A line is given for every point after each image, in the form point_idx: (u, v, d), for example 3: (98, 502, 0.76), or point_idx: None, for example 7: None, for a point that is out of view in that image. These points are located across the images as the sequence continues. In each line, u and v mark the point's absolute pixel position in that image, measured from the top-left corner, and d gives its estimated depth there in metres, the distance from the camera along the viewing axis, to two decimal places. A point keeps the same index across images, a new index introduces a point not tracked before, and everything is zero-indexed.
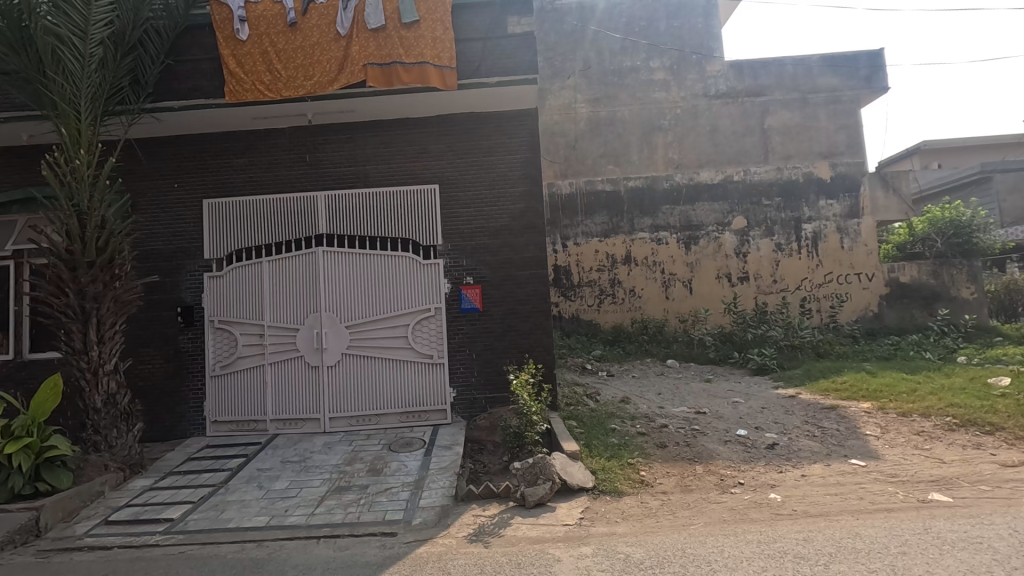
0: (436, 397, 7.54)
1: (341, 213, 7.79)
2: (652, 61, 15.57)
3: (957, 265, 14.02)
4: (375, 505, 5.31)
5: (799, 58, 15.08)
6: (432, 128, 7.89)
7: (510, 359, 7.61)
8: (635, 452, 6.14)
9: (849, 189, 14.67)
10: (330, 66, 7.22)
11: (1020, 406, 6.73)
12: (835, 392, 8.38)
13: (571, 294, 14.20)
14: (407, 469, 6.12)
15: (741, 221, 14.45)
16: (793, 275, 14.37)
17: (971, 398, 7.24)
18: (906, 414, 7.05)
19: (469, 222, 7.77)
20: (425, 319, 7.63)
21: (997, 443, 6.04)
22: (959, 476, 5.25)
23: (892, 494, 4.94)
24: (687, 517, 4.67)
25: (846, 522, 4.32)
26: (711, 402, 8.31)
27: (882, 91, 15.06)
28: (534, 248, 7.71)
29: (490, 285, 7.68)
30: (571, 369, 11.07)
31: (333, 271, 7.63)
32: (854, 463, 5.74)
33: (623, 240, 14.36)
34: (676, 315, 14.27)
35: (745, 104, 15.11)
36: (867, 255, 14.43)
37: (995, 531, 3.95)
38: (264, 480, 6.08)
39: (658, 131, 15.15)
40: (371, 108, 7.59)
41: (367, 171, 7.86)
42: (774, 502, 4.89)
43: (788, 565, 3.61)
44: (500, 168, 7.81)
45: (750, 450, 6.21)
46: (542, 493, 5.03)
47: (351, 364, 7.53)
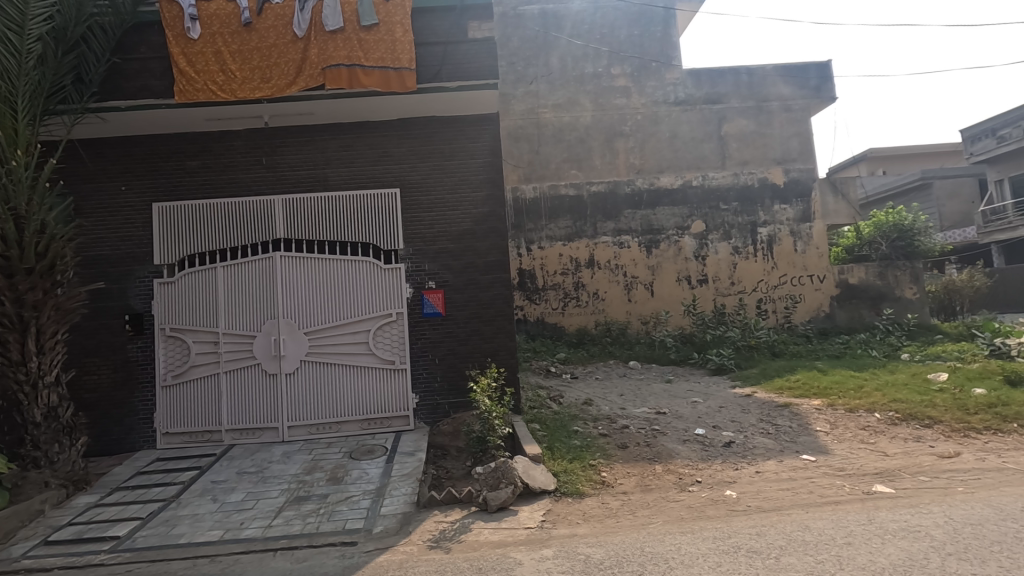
0: (398, 403, 7.45)
1: (299, 217, 7.63)
2: (613, 67, 15.83)
3: (901, 267, 14.80)
4: (334, 514, 5.21)
5: (754, 68, 15.61)
6: (393, 131, 7.83)
7: (473, 364, 7.59)
8: (597, 453, 6.23)
9: (801, 195, 15.27)
10: (288, 69, 7.08)
11: (957, 399, 7.11)
12: (789, 390, 8.68)
13: (535, 298, 14.28)
14: (368, 476, 6.03)
15: (700, 225, 14.85)
16: (750, 277, 14.82)
17: (912, 393, 7.61)
18: (853, 410, 7.37)
19: (432, 226, 7.73)
20: (386, 324, 7.54)
21: (935, 436, 6.38)
22: (901, 468, 5.51)
23: (840, 487, 5.16)
24: (646, 516, 4.76)
25: (797, 516, 4.49)
26: (671, 402, 8.50)
27: (830, 101, 15.73)
28: (497, 252, 7.73)
29: (454, 289, 7.65)
30: (536, 372, 11.10)
31: (291, 277, 7.47)
32: (805, 458, 5.96)
33: (586, 244, 14.55)
34: (638, 317, 14.52)
35: (703, 111, 15.53)
36: (819, 258, 15.03)
37: (932, 520, 4.17)
38: (219, 492, 5.88)
39: (619, 137, 15.41)
40: (330, 110, 7.47)
41: (326, 174, 7.73)
42: (729, 499, 5.03)
43: (741, 559, 3.71)
44: (462, 172, 7.81)
45: (707, 449, 6.36)
46: (504, 497, 5.03)
47: (310, 371, 7.37)
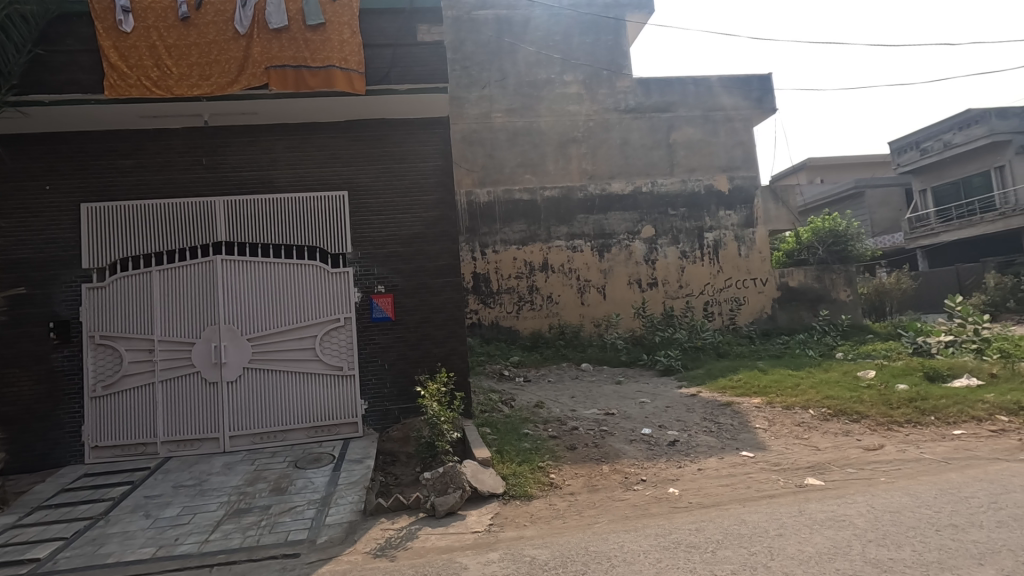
0: (346, 409, 7.31)
1: (241, 219, 7.38)
2: (566, 74, 16.05)
3: (836, 270, 15.62)
4: (277, 526, 5.06)
5: (700, 79, 16.18)
6: (342, 133, 7.70)
7: (423, 369, 7.53)
8: (546, 455, 6.29)
9: (745, 202, 15.95)
10: (229, 67, 6.86)
11: (882, 395, 7.58)
12: (731, 389, 9.02)
13: (490, 301, 14.30)
14: (314, 485, 5.88)
15: (650, 230, 15.27)
16: (696, 280, 15.35)
17: (844, 390, 8.07)
18: (789, 407, 7.74)
19: (381, 230, 7.63)
20: (334, 330, 7.39)
21: (862, 430, 6.78)
22: (830, 461, 5.83)
23: (774, 481, 5.40)
24: (592, 515, 4.84)
25: (734, 510, 4.68)
26: (620, 403, 8.69)
27: (770, 112, 16.48)
28: (448, 256, 7.71)
29: (403, 293, 7.57)
30: (489, 375, 11.11)
31: (232, 281, 7.21)
32: (744, 455, 6.20)
33: (540, 248, 14.71)
34: (591, 320, 14.76)
35: (652, 119, 15.97)
36: (761, 261, 15.72)
37: (856, 509, 4.43)
38: (153, 508, 5.60)
39: (572, 142, 15.59)
40: (274, 110, 7.28)
41: (270, 175, 7.51)
42: (671, 496, 5.18)
43: (680, 554, 3.84)
44: (413, 175, 7.75)
45: (653, 448, 6.54)
46: (452, 502, 5.02)
47: (253, 378, 7.12)
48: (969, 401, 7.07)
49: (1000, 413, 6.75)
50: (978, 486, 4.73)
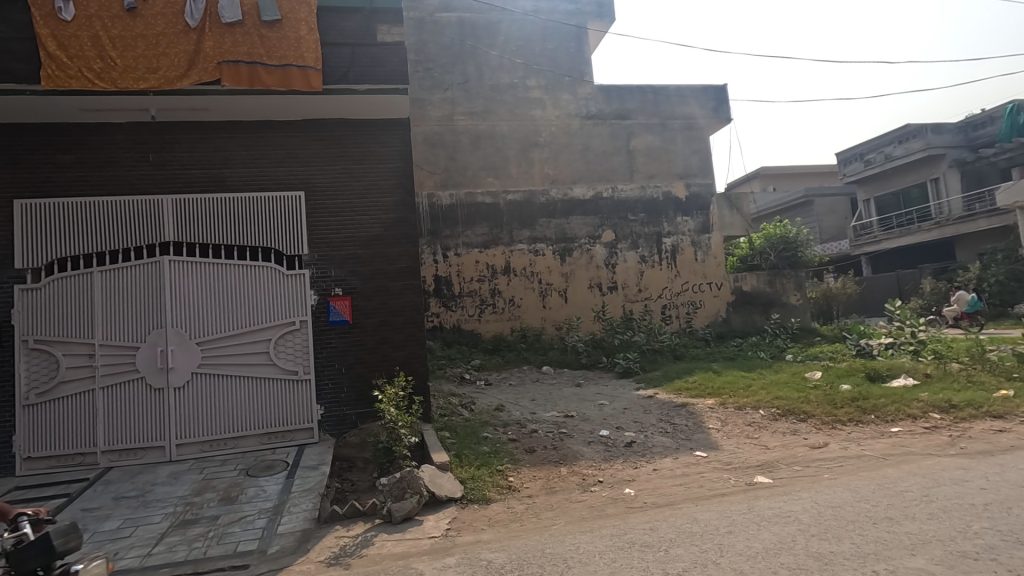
0: (301, 415, 7.13)
1: (191, 219, 7.12)
2: (528, 79, 16.16)
3: (787, 275, 16.23)
4: (225, 537, 4.88)
5: (659, 87, 16.55)
6: (299, 132, 7.53)
7: (382, 373, 7.42)
8: (505, 458, 6.29)
9: (701, 208, 16.43)
10: (179, 60, 6.62)
11: (827, 395, 7.93)
12: (687, 391, 9.25)
13: (451, 305, 14.21)
14: (266, 494, 5.71)
15: (610, 235, 15.53)
16: (655, 284, 15.70)
17: (792, 390, 8.41)
18: (741, 407, 8.00)
19: (339, 231, 7.49)
20: (289, 333, 7.19)
21: (809, 429, 7.06)
22: (778, 459, 6.05)
23: (726, 479, 5.57)
24: (550, 518, 4.87)
25: (687, 509, 4.80)
26: (579, 405, 8.79)
27: (725, 122, 17.02)
28: (408, 258, 7.63)
29: (362, 296, 7.45)
30: (449, 379, 11.02)
31: (181, 282, 6.93)
32: (698, 455, 6.36)
33: (502, 251, 14.74)
34: (552, 323, 14.87)
35: (613, 126, 16.26)
36: (716, 266, 16.22)
37: (801, 505, 4.61)
38: (90, 522, 5.31)
39: (535, 147, 15.70)
40: (227, 107, 7.06)
41: (222, 174, 7.28)
42: (627, 496, 5.27)
43: (634, 553, 3.91)
44: (372, 177, 7.65)
45: (610, 449, 6.64)
46: (409, 508, 4.97)
47: (202, 383, 6.86)
48: (906, 399, 7.46)
49: (934, 411, 7.14)
50: (912, 480, 5.00)
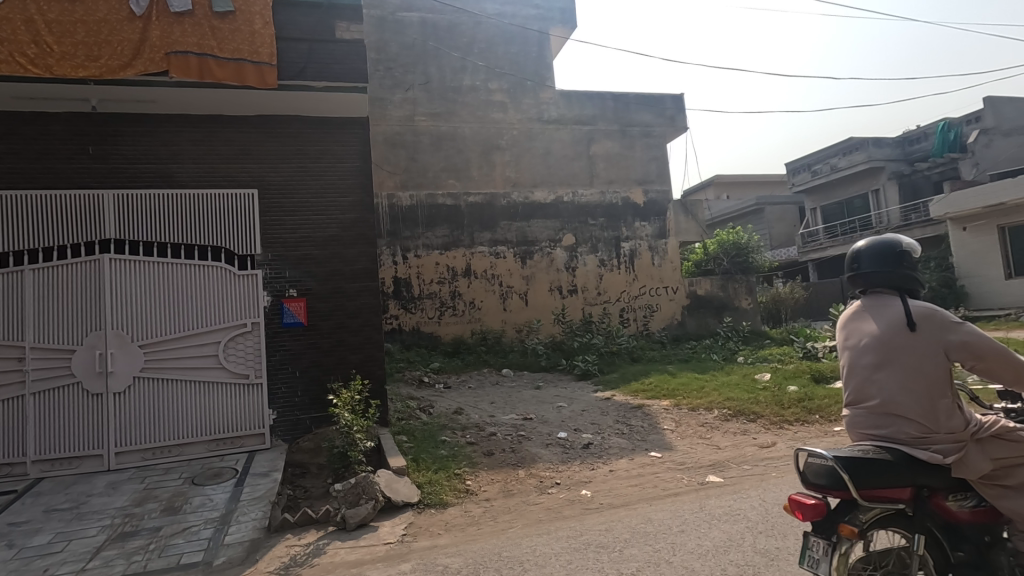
0: (252, 420, 6.88)
1: (134, 215, 6.78)
2: (491, 82, 16.16)
3: (739, 280, 16.78)
4: (167, 549, 4.65)
5: (619, 95, 16.84)
6: (253, 128, 7.30)
7: (337, 376, 7.26)
8: (463, 462, 6.25)
9: (658, 214, 16.83)
10: (122, 49, 6.30)
11: (776, 396, 8.23)
12: (643, 393, 9.43)
13: (410, 307, 14.03)
14: (213, 503, 5.48)
15: (570, 239, 15.72)
16: (613, 288, 15.97)
17: (743, 391, 8.69)
18: (694, 408, 8.23)
19: (294, 231, 7.29)
20: (239, 336, 6.93)
21: (758, 429, 7.31)
22: (729, 459, 6.23)
23: (679, 479, 5.71)
24: (506, 521, 4.87)
25: (642, 509, 4.89)
26: (538, 407, 8.83)
27: (682, 130, 17.47)
28: (366, 259, 7.50)
29: (317, 298, 7.27)
30: (408, 382, 10.88)
31: (123, 282, 6.58)
32: (653, 456, 6.49)
33: (463, 254, 14.68)
34: (512, 326, 14.89)
35: (574, 131, 16.45)
36: (672, 271, 16.62)
37: (750, 503, 4.76)
38: (18, 537, 4.96)
39: (496, 150, 15.71)
40: (175, 99, 6.77)
41: (169, 169, 6.97)
42: (584, 498, 5.33)
43: (590, 555, 3.94)
44: (329, 176, 7.48)
45: (568, 451, 6.69)
46: (364, 514, 4.88)
47: (145, 388, 6.53)
48: (847, 400, 7.83)
49: None
50: None
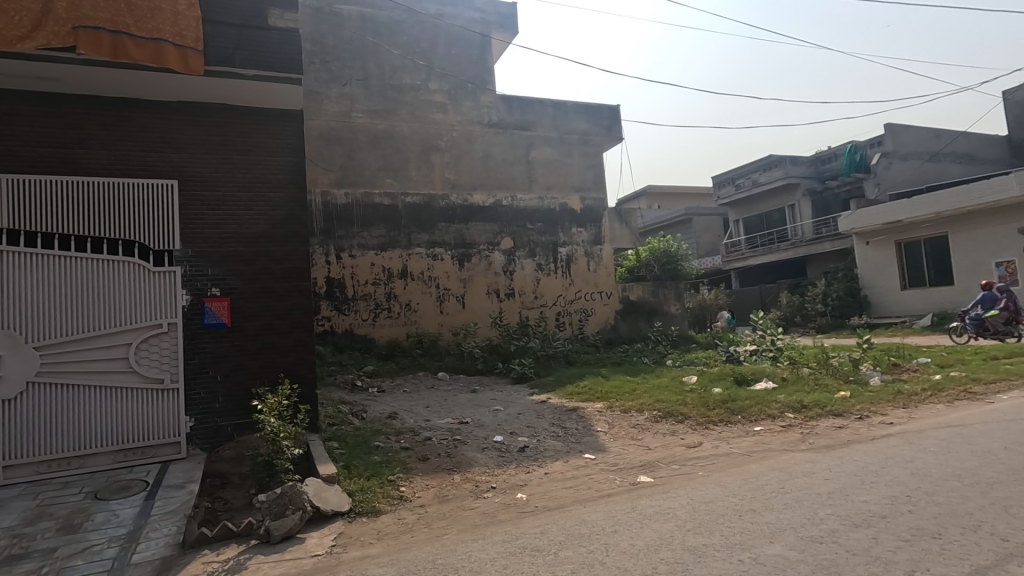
0: (167, 428, 6.40)
1: (33, 203, 6.14)
2: (431, 83, 15.95)
3: (668, 287, 17.48)
4: (64, 572, 4.22)
5: (558, 102, 17.10)
6: (173, 115, 6.83)
7: (263, 381, 6.88)
8: (396, 468, 6.09)
9: (594, 220, 17.24)
10: (22, 18, 5.70)
11: (702, 397, 8.64)
12: (577, 395, 9.60)
13: (344, 308, 13.58)
14: (119, 519, 5.03)
15: (509, 242, 15.80)
16: (549, 292, 16.18)
17: (671, 393, 9.04)
18: (626, 410, 8.47)
19: (218, 226, 6.86)
20: (154, 338, 6.42)
21: (685, 429, 7.62)
22: (659, 459, 6.45)
23: (612, 480, 5.84)
24: (441, 527, 4.78)
25: (577, 511, 4.94)
26: (474, 411, 8.78)
27: (617, 140, 17.99)
28: (296, 258, 7.18)
29: (242, 298, 6.88)
30: (339, 386, 10.50)
31: (17, 277, 5.93)
32: (587, 457, 6.63)
33: (399, 255, 14.40)
34: (449, 329, 14.75)
35: (513, 136, 16.55)
36: (607, 276, 17.06)
37: (679, 502, 4.93)
38: None
39: (435, 151, 15.52)
40: (84, 78, 6.22)
41: (75, 154, 6.41)
42: (519, 501, 5.33)
43: (526, 558, 3.93)
44: (259, 169, 7.11)
45: (504, 454, 6.68)
46: (290, 525, 4.64)
47: (42, 394, 5.92)
48: (766, 401, 8.32)
49: (789, 411, 8.01)
50: (771, 474, 5.56)
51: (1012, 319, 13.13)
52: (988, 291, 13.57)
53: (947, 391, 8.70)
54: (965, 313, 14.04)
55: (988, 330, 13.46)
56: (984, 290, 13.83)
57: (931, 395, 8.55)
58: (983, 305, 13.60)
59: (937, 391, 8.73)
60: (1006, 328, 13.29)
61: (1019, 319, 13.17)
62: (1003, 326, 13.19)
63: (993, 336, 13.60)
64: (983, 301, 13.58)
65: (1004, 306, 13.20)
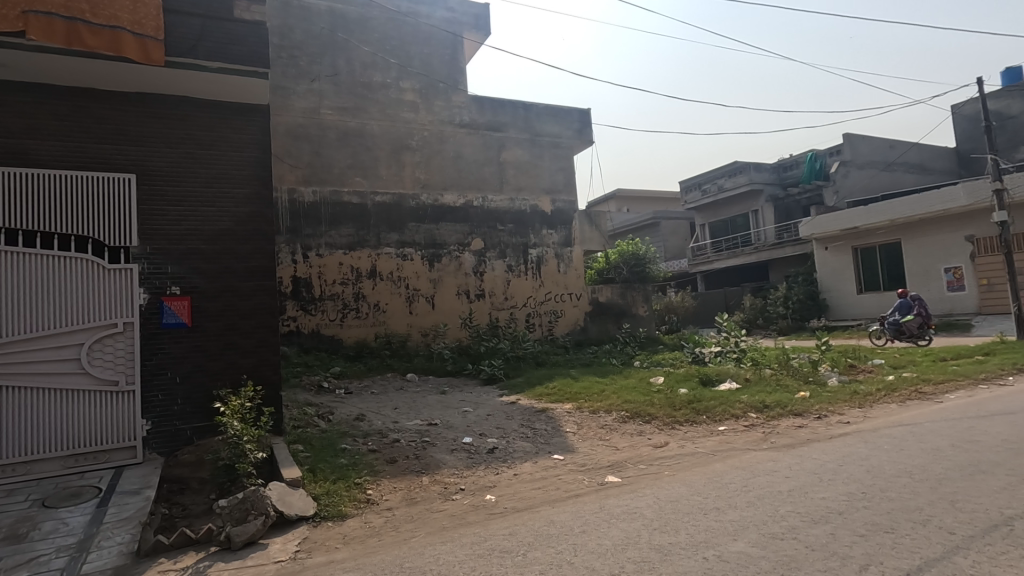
0: (121, 432, 6.14)
1: None
2: (402, 81, 15.78)
3: (637, 289, 17.73)
4: None
5: (530, 104, 17.16)
6: (132, 106, 6.58)
7: (225, 383, 6.68)
8: (364, 470, 6.00)
9: (565, 223, 17.37)
10: None
11: (668, 398, 8.79)
12: (546, 396, 9.65)
13: (310, 308, 13.32)
14: (69, 528, 4.81)
15: (479, 243, 15.77)
16: (519, 293, 16.22)
17: (638, 394, 9.16)
18: (594, 411, 8.55)
19: (178, 222, 6.64)
20: (108, 338, 6.15)
21: (652, 429, 7.74)
22: (627, 459, 6.53)
23: (580, 480, 5.88)
24: (409, 530, 4.73)
25: (545, 512, 4.96)
26: (443, 412, 8.73)
27: (588, 144, 18.16)
28: (261, 256, 7.00)
29: (204, 297, 6.67)
30: (305, 388, 10.28)
31: None
32: (555, 458, 6.66)
33: (368, 254, 14.21)
34: (419, 330, 14.61)
35: (485, 136, 16.53)
36: (576, 278, 17.20)
37: (645, 501, 4.99)
38: None
39: (406, 150, 15.37)
40: (35, 65, 5.93)
41: (25, 145, 6.12)
42: (488, 503, 5.31)
43: (494, 560, 3.92)
44: (223, 165, 6.91)
45: (473, 456, 6.66)
46: (252, 531, 4.52)
47: None
48: (730, 401, 8.53)
49: (751, 411, 8.22)
50: (734, 473, 5.69)
51: (924, 324, 14.31)
52: (903, 298, 14.72)
53: (899, 391, 9.08)
54: (884, 319, 15.07)
55: (904, 334, 14.56)
56: (899, 299, 15.03)
57: (884, 395, 8.91)
58: (900, 311, 14.66)
59: (890, 391, 9.10)
60: (919, 333, 14.42)
61: (930, 324, 14.34)
62: (917, 330, 14.25)
63: (907, 340, 14.67)
64: (900, 308, 14.70)
65: (917, 313, 14.37)
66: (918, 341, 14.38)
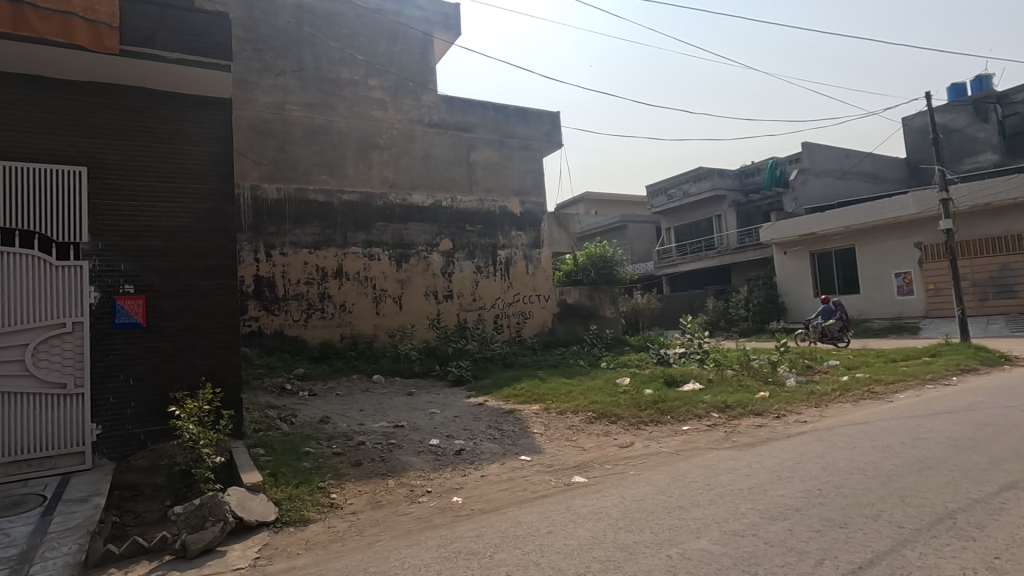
0: (69, 437, 5.86)
1: None
2: (371, 79, 15.56)
3: (604, 291, 17.93)
4: None
5: (499, 106, 17.17)
6: (84, 96, 6.30)
7: (182, 385, 6.45)
8: (327, 474, 5.88)
9: (534, 224, 17.44)
10: None
11: (634, 399, 8.91)
12: (514, 397, 9.66)
13: (273, 308, 13.00)
14: (10, 539, 4.56)
15: (448, 244, 15.68)
16: (488, 294, 16.20)
17: (605, 395, 9.26)
18: (562, 412, 8.61)
19: (133, 218, 6.38)
20: (55, 338, 5.87)
21: (618, 429, 7.83)
22: (593, 459, 6.59)
23: (547, 481, 5.90)
24: (374, 534, 4.65)
25: (512, 513, 4.96)
26: (410, 414, 8.63)
27: (557, 146, 18.27)
28: (222, 255, 6.79)
29: (160, 296, 6.42)
30: (267, 390, 10.01)
31: None
32: (523, 459, 6.66)
33: (334, 254, 13.96)
34: (385, 331, 14.42)
35: (454, 137, 16.44)
36: (545, 279, 17.29)
37: (611, 501, 5.04)
38: None
39: (374, 148, 15.15)
40: None
41: None
42: (455, 505, 5.27)
43: (460, 563, 3.90)
44: (182, 160, 6.68)
45: (440, 458, 6.61)
46: (209, 538, 4.37)
47: None
48: (693, 401, 8.71)
49: (714, 410, 8.41)
50: (697, 472, 5.81)
51: (843, 327, 15.73)
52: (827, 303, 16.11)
53: (853, 391, 9.44)
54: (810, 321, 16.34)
55: (825, 336, 15.87)
56: (821, 305, 16.43)
57: (839, 395, 9.24)
58: (823, 315, 16.05)
59: (845, 391, 9.46)
60: (839, 335, 15.77)
61: (848, 328, 15.80)
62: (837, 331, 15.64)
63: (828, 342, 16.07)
64: (823, 312, 16.03)
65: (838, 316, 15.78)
66: (838, 342, 15.66)
